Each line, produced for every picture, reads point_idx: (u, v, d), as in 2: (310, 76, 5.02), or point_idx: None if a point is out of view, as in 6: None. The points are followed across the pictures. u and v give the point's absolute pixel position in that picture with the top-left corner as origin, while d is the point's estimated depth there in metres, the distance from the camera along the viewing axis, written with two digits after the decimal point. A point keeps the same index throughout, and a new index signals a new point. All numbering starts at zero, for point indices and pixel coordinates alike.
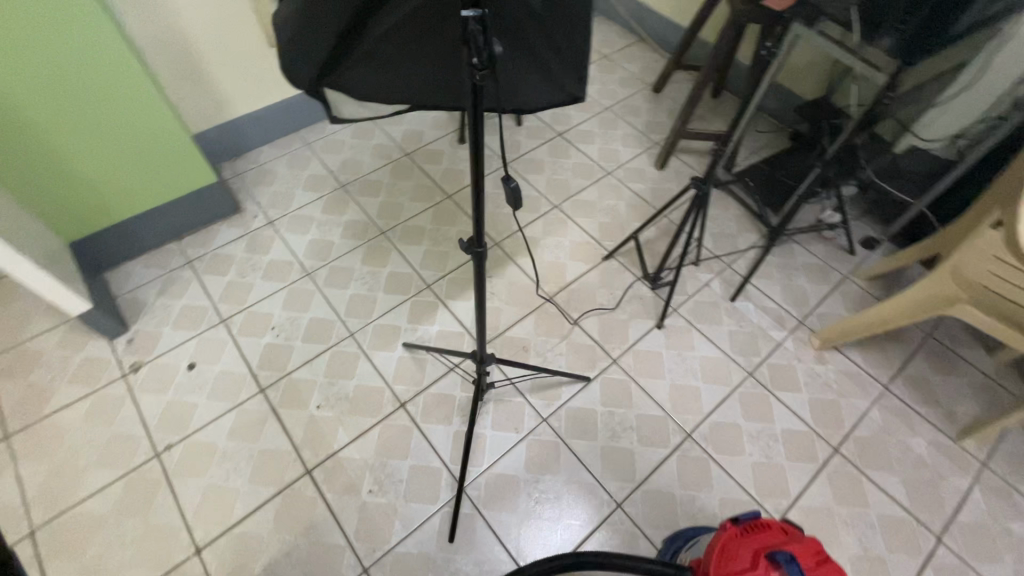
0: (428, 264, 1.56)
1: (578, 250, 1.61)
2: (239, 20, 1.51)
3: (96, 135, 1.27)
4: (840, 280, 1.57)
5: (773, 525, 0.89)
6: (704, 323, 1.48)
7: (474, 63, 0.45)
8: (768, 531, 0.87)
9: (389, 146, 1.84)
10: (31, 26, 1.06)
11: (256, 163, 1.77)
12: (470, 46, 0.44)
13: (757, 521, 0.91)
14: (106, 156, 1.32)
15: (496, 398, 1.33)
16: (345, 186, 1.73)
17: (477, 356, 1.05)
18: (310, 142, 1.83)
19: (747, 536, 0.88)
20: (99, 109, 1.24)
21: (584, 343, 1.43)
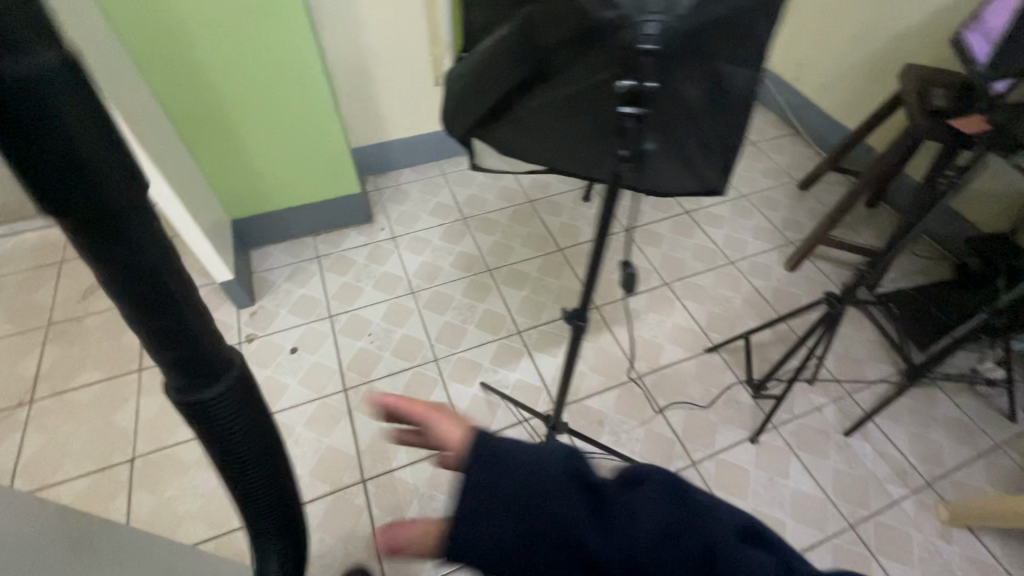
0: (523, 311, 1.57)
1: (679, 334, 1.53)
2: (416, 59, 1.70)
3: (277, 132, 1.48)
4: (988, 448, 1.32)
5: None
6: (805, 451, 1.31)
7: (622, 155, 0.46)
8: None
9: (515, 191, 1.92)
10: (254, 34, 1.27)
11: (397, 182, 1.94)
12: (623, 140, 0.45)
13: None
14: (279, 152, 1.53)
15: None
16: (466, 219, 1.83)
17: (550, 421, 1.02)
18: (446, 173, 1.97)
19: None
20: (286, 110, 1.44)
21: (662, 434, 1.33)
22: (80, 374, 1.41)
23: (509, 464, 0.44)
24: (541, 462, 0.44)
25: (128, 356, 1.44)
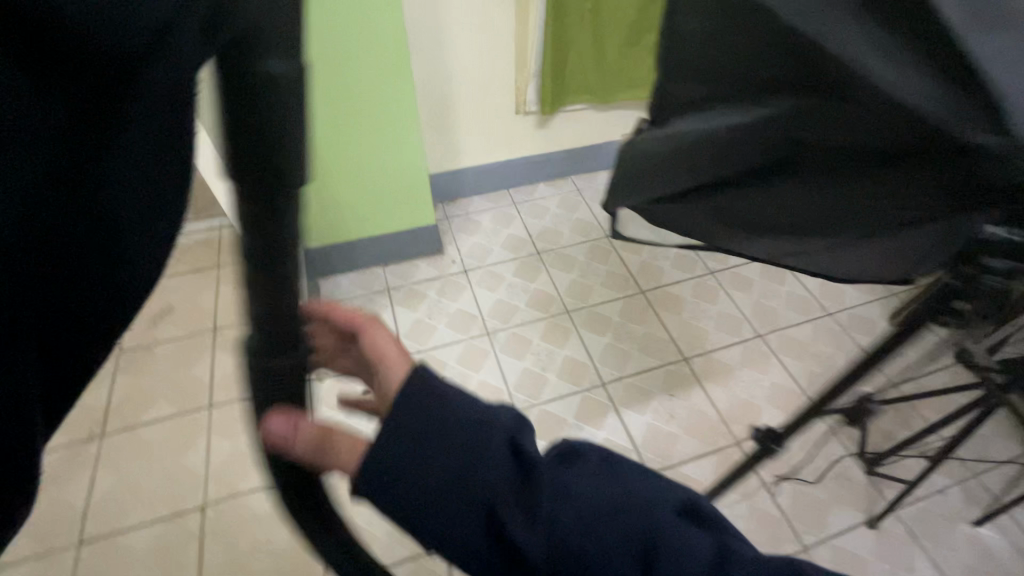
0: (606, 360, 1.47)
1: (777, 394, 1.41)
2: (500, 86, 1.63)
3: (362, 162, 1.42)
4: None
5: None
6: (930, 541, 1.18)
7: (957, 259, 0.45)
8: None
9: (591, 224, 1.82)
10: (360, 64, 1.21)
11: (467, 210, 1.86)
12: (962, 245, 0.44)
13: None
14: (361, 182, 1.47)
15: None
16: (540, 253, 1.73)
17: None
18: (517, 202, 1.88)
19: None
20: (375, 141, 1.38)
21: (768, 512, 1.21)
22: (149, 407, 1.36)
23: (449, 427, 0.41)
24: (494, 417, 0.42)
25: (197, 391, 1.39)
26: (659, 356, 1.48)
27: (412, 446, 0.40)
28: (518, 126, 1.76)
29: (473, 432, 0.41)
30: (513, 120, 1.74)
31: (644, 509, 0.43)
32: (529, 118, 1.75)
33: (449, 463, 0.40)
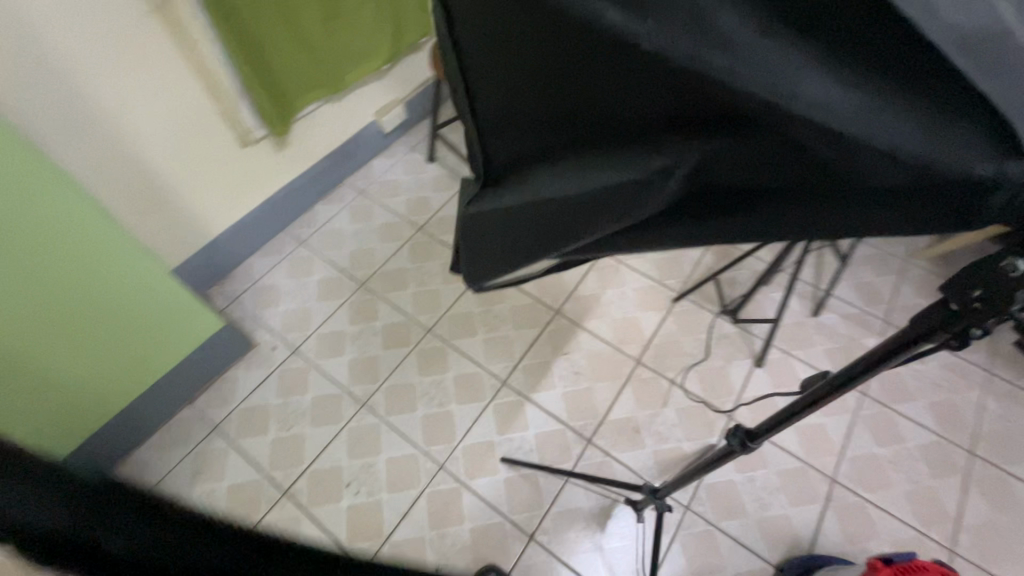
0: (494, 356, 1.37)
1: (644, 297, 1.47)
2: (204, 124, 1.23)
3: (29, 300, 0.89)
4: (900, 264, 1.53)
5: (932, 568, 0.80)
6: (799, 348, 1.39)
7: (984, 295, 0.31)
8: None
9: (396, 224, 1.61)
10: None
11: (251, 280, 1.49)
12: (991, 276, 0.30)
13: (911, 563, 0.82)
14: (64, 326, 0.96)
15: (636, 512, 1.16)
16: (364, 284, 1.49)
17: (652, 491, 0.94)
18: (304, 240, 1.57)
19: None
20: (40, 262, 0.87)
21: (693, 405, 1.30)
22: None
23: None
24: None
25: None
26: (534, 322, 1.43)
27: None
28: (254, 159, 1.39)
29: None
30: (246, 155, 1.37)
31: None
32: (263, 145, 1.40)
33: None
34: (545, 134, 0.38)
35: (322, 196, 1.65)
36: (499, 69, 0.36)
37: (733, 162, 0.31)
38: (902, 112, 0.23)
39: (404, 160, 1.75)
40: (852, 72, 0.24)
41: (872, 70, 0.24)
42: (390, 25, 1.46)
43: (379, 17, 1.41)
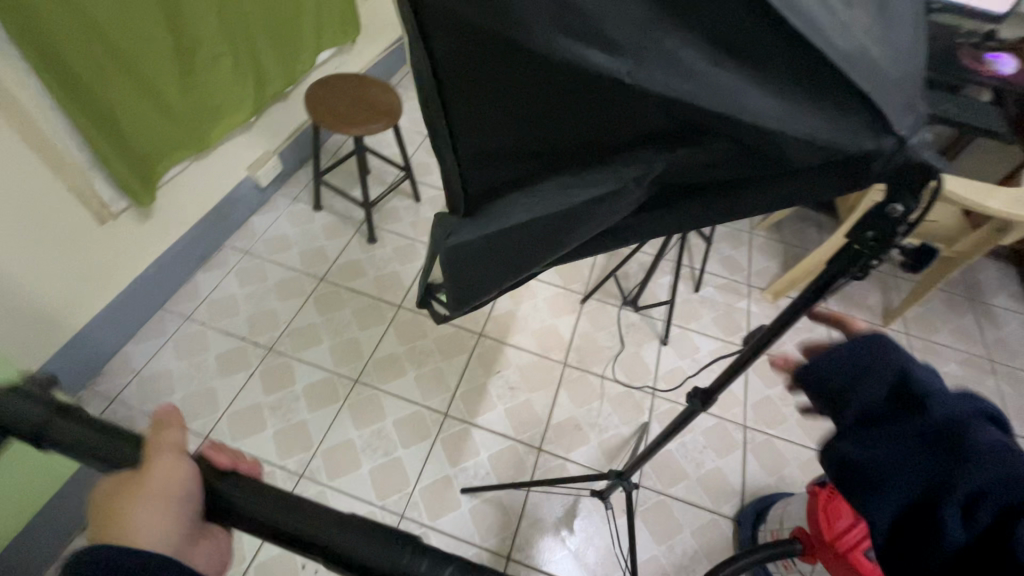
0: (428, 392, 1.36)
1: (556, 304, 1.58)
2: (50, 203, 1.07)
3: None
4: (748, 237, 1.83)
5: None
6: (691, 321, 1.59)
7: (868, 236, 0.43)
8: None
9: (294, 279, 1.52)
10: None
11: (131, 371, 1.30)
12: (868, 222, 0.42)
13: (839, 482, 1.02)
14: None
15: (598, 504, 1.23)
16: (272, 348, 1.38)
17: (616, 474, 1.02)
18: (189, 314, 1.41)
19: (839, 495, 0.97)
20: None
21: (620, 392, 1.42)
22: None
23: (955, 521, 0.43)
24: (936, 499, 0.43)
25: None
26: (461, 349, 1.45)
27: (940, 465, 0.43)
28: (117, 235, 1.23)
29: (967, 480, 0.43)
30: (106, 232, 1.21)
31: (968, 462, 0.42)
32: (126, 219, 1.24)
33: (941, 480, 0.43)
34: (524, 163, 0.43)
35: (201, 263, 1.51)
36: (478, 111, 0.40)
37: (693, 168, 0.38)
38: (815, 112, 0.32)
39: (287, 214, 1.67)
40: (777, 87, 0.32)
41: (794, 84, 0.32)
42: (252, 76, 1.40)
43: (240, 70, 1.35)
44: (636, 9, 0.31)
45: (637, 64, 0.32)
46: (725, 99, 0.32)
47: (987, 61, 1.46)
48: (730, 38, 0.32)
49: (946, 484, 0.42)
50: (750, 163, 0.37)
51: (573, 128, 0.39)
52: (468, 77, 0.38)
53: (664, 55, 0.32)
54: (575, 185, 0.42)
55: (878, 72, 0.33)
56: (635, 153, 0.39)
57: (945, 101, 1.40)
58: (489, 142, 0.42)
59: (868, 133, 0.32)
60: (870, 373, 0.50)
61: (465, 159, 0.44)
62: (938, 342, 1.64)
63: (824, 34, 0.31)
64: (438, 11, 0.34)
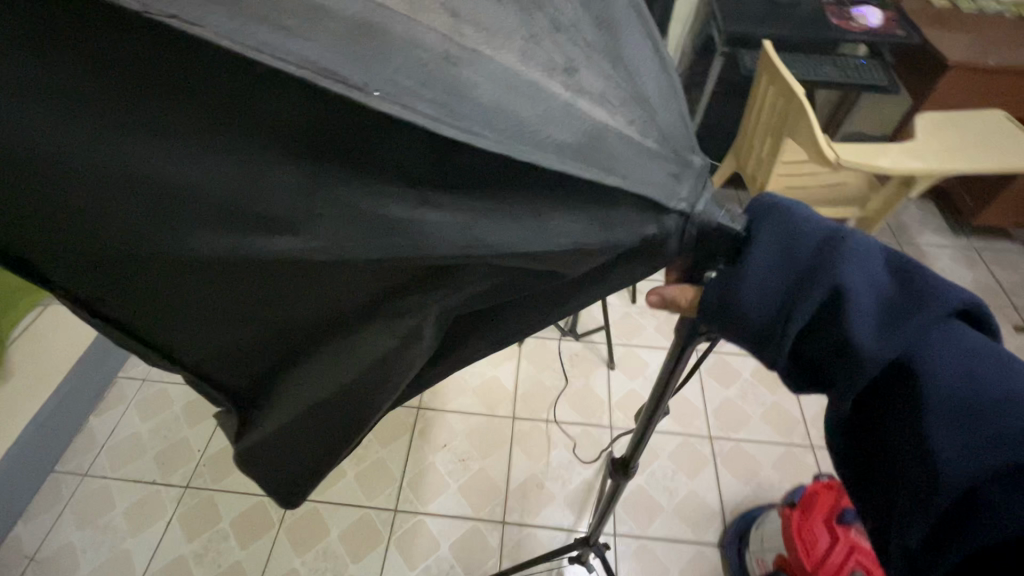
0: (373, 489, 1.23)
1: (492, 353, 1.48)
2: None
3: None
4: None
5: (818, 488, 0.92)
6: (635, 336, 1.52)
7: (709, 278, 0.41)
8: (823, 501, 0.90)
9: (203, 397, 1.38)
10: None
11: (25, 558, 1.13)
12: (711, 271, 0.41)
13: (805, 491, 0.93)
14: None
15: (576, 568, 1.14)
16: (190, 485, 1.23)
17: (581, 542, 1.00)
18: (87, 470, 1.25)
19: (812, 515, 0.89)
20: None
21: (577, 433, 1.33)
22: None
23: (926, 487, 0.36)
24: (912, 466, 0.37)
25: None
26: (399, 429, 1.33)
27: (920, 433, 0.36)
28: None
29: (955, 458, 0.35)
30: None
31: (960, 443, 0.35)
32: None
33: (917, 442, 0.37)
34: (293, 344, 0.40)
35: (93, 406, 1.35)
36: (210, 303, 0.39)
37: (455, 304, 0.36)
38: (568, 217, 0.31)
39: None
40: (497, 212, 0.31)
41: (526, 199, 0.31)
42: None
43: None
44: (291, 177, 0.30)
45: (315, 229, 0.32)
46: (457, 236, 0.31)
47: (854, 17, 1.45)
48: (419, 177, 0.30)
49: (917, 477, 0.37)
50: (527, 278, 0.35)
51: (313, 307, 0.37)
52: (178, 287, 0.39)
53: (351, 214, 0.30)
54: (349, 351, 0.38)
55: (624, 148, 0.32)
56: (393, 307, 0.36)
57: (824, 67, 1.39)
58: (237, 338, 0.41)
59: (647, 218, 0.32)
60: (804, 287, 0.37)
61: (219, 357, 0.42)
62: None
63: (534, 138, 0.30)
64: (88, 235, 0.37)
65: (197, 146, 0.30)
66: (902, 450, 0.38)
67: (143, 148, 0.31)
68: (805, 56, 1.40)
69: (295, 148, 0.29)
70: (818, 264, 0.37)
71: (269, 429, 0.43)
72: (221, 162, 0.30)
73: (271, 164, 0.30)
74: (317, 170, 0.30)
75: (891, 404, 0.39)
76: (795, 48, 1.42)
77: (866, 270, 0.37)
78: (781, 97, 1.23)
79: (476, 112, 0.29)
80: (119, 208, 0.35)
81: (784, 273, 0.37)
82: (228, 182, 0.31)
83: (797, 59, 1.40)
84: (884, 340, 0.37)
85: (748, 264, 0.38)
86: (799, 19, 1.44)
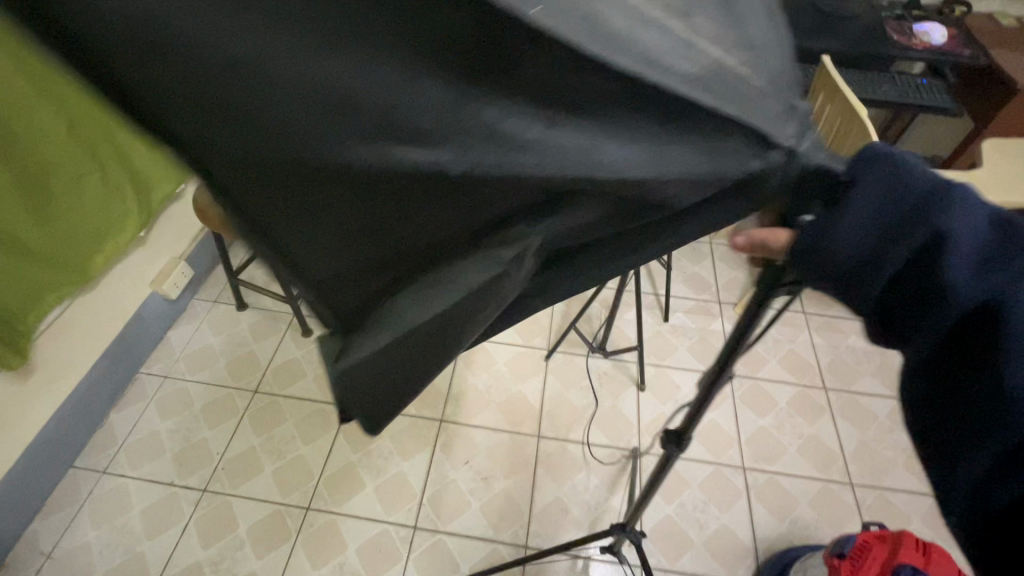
0: (392, 504, 1.20)
1: (519, 366, 1.44)
2: None
3: None
4: (708, 249, 1.73)
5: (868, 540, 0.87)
6: (666, 356, 1.47)
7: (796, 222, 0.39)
8: (875, 555, 0.85)
9: (224, 397, 1.36)
10: None
11: (41, 555, 1.12)
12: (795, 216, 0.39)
13: (854, 543, 0.89)
14: None
15: None
16: (208, 488, 1.21)
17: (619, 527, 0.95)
18: (105, 467, 1.23)
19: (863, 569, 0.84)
20: None
21: (604, 457, 1.29)
22: None
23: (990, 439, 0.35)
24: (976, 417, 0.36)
25: None
26: (421, 441, 1.29)
27: (995, 391, 0.34)
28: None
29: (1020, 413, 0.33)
30: None
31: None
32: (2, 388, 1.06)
33: (987, 397, 0.35)
34: (388, 274, 0.37)
35: (114, 401, 1.33)
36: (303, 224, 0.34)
37: (573, 233, 0.34)
38: (682, 147, 0.31)
39: (208, 321, 1.50)
40: (629, 135, 0.30)
41: (653, 128, 0.30)
42: (131, 186, 1.23)
43: (116, 186, 1.19)
44: (433, 90, 0.27)
45: (453, 143, 0.29)
46: (581, 159, 0.29)
47: (916, 34, 1.38)
48: (558, 97, 0.29)
49: (981, 430, 0.35)
50: (630, 214, 0.33)
51: (420, 230, 0.34)
52: (270, 205, 0.33)
53: (485, 134, 0.28)
54: (448, 281, 0.35)
55: (734, 87, 0.31)
56: (514, 230, 0.33)
57: (882, 85, 1.32)
58: (330, 263, 0.36)
59: (753, 151, 0.31)
60: (899, 234, 0.35)
61: (312, 287, 0.38)
62: None
63: (664, 67, 0.29)
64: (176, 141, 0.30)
65: (333, 43, 0.26)
66: (972, 405, 0.36)
67: (261, 38, 0.26)
68: (861, 73, 1.34)
69: (446, 50, 0.26)
70: (920, 210, 0.35)
71: (346, 365, 0.38)
72: (359, 61, 0.26)
73: (412, 71, 0.27)
74: (457, 83, 0.28)
75: (964, 353, 0.36)
76: (851, 64, 1.35)
77: (971, 218, 0.34)
78: (843, 116, 1.14)
79: (619, 36, 0.28)
80: (209, 114, 0.28)
81: (881, 217, 0.35)
82: (358, 88, 0.27)
83: (854, 75, 1.34)
84: (972, 288, 0.35)
85: (844, 209, 0.35)
86: (856, 35, 1.38)
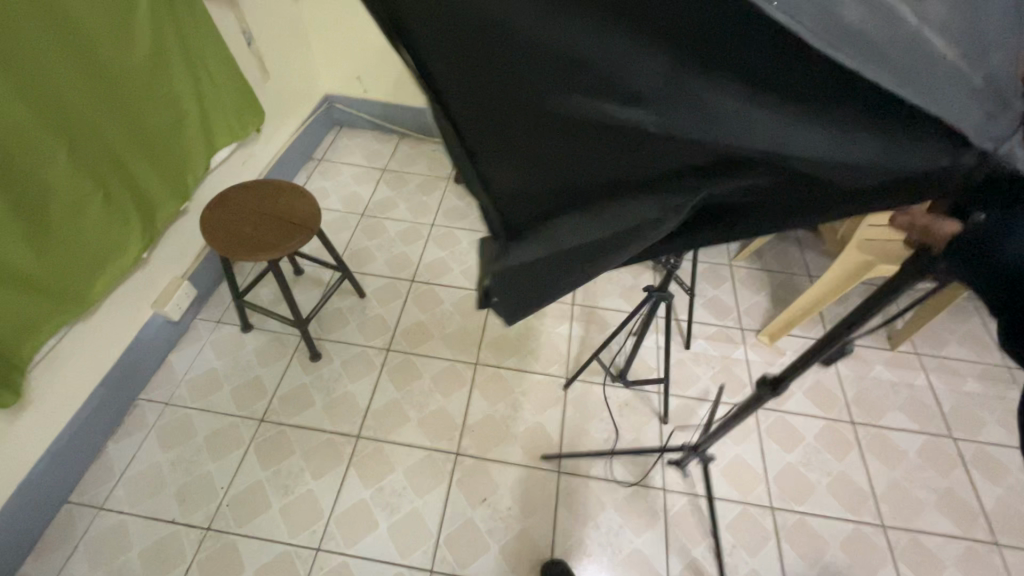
0: (407, 545, 1.14)
1: (536, 396, 1.38)
2: None
3: None
4: (729, 272, 1.69)
5: None
6: (689, 386, 1.42)
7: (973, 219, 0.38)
8: None
9: (228, 426, 1.29)
10: None
11: None
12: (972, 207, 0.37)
13: None
14: None
15: None
16: (211, 526, 1.15)
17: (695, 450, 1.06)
18: (103, 503, 1.17)
19: None
20: None
21: (627, 495, 1.23)
22: None
23: None
24: None
25: None
26: (436, 477, 1.24)
27: None
28: None
29: None
30: None
31: None
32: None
33: None
34: (563, 203, 0.44)
35: (111, 430, 1.26)
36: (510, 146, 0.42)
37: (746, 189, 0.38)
38: (868, 136, 0.32)
39: (211, 343, 1.43)
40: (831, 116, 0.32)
41: (837, 116, 0.32)
42: (135, 209, 1.17)
43: (119, 209, 1.12)
44: (656, 61, 0.32)
45: (658, 108, 0.34)
46: (770, 135, 0.33)
47: None
48: (761, 79, 0.32)
49: None
50: (808, 185, 0.37)
51: (608, 169, 0.40)
52: (490, 127, 0.42)
53: (699, 108, 0.33)
54: (619, 212, 0.41)
55: (947, 76, 0.31)
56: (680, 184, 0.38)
57: None
58: (521, 182, 0.44)
59: (945, 150, 0.31)
60: None
61: (500, 196, 0.46)
62: (949, 356, 1.51)
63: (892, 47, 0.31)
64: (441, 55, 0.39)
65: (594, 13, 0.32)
66: None
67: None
68: None
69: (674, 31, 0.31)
70: None
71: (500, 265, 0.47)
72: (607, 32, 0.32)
73: (643, 47, 0.32)
74: (678, 56, 0.32)
75: None
76: None
77: None
78: None
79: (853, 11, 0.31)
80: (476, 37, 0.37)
81: None
82: (601, 57, 0.33)
83: None
84: None
85: None
86: None
